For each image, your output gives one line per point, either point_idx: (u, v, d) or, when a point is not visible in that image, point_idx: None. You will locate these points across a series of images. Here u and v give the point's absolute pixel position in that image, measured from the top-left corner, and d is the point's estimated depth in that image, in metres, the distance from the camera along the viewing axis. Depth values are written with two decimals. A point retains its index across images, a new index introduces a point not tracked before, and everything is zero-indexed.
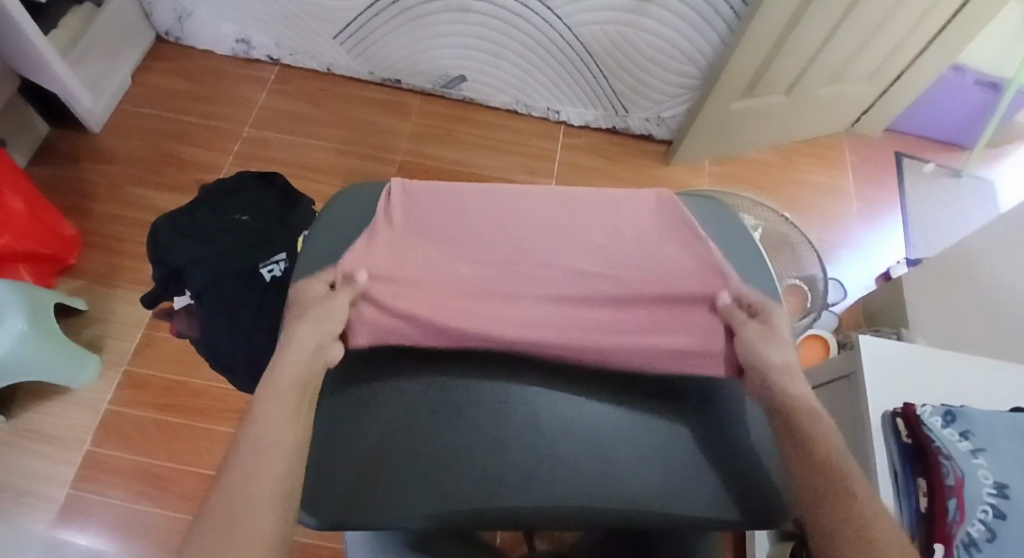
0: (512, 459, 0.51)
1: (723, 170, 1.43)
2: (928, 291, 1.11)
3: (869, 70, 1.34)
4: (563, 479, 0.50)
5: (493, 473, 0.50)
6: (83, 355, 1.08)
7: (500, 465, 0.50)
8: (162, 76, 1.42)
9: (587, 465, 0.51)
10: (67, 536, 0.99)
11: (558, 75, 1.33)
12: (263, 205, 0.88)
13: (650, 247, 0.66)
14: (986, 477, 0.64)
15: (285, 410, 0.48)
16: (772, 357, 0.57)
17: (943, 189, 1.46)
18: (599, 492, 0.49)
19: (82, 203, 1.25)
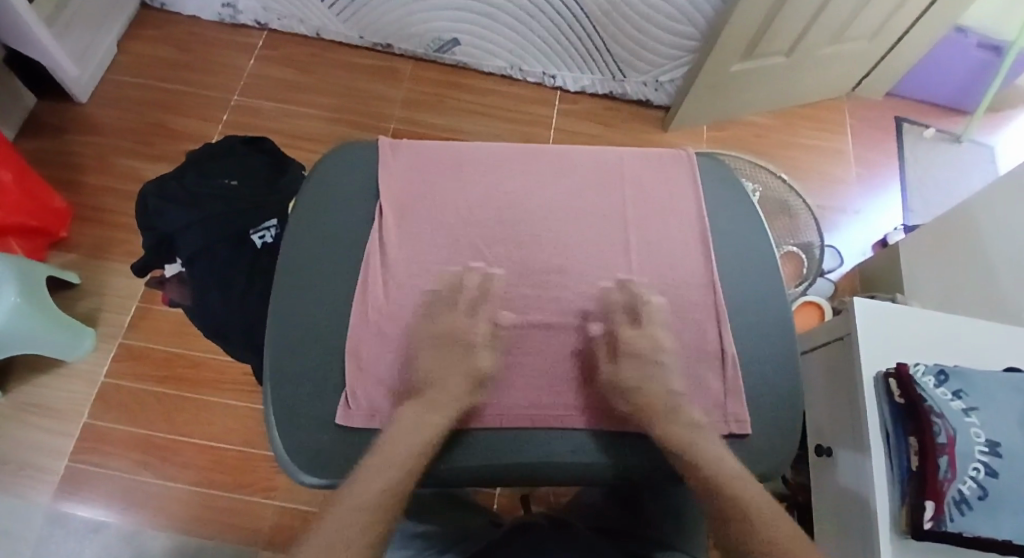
0: (516, 438, 0.58)
1: (721, 136, 1.41)
2: (926, 255, 1.10)
3: (872, 31, 1.31)
4: (558, 452, 0.58)
5: (499, 449, 0.58)
6: (78, 328, 1.08)
7: (506, 442, 0.58)
8: (148, 44, 1.38)
9: (583, 443, 0.59)
10: (71, 505, 1.00)
11: (553, 39, 1.30)
12: (253, 169, 0.86)
13: (647, 214, 0.69)
14: (978, 435, 0.65)
15: (403, 430, 0.56)
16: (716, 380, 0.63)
17: (942, 154, 1.45)
18: (586, 465, 0.58)
19: (71, 175, 1.23)
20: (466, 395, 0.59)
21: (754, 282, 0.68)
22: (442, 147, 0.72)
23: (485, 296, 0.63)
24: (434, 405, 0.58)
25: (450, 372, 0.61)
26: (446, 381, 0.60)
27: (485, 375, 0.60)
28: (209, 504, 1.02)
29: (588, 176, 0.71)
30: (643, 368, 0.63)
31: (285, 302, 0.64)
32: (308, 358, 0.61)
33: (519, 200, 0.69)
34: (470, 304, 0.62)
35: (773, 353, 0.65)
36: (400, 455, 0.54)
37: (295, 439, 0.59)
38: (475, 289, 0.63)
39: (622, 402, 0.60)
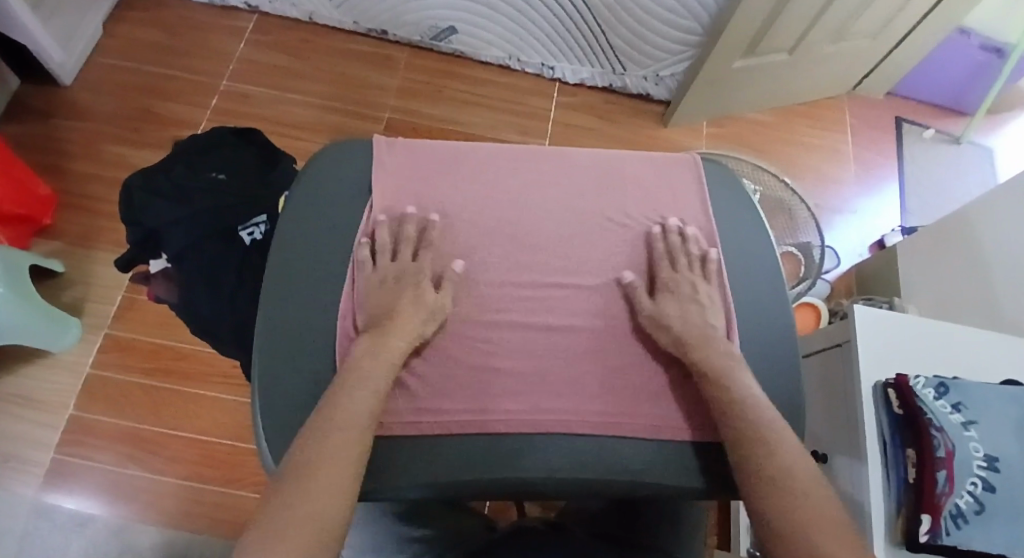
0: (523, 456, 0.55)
1: (721, 132, 1.40)
2: (924, 260, 1.10)
3: (876, 29, 1.29)
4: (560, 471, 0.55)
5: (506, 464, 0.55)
6: (63, 318, 1.05)
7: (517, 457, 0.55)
8: (136, 25, 1.33)
9: (591, 461, 0.56)
10: (55, 499, 0.98)
11: (552, 29, 1.27)
12: (241, 162, 0.83)
13: (648, 221, 0.68)
14: (977, 449, 0.64)
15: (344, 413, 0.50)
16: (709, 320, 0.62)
17: (941, 155, 1.44)
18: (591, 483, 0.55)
19: (54, 159, 1.19)
20: (426, 326, 0.59)
21: (758, 291, 0.67)
22: (442, 148, 0.70)
23: (423, 242, 0.64)
24: (393, 337, 0.57)
25: (407, 304, 0.60)
26: (404, 312, 0.59)
27: (445, 311, 0.61)
28: (196, 500, 1.00)
29: (590, 181, 0.69)
30: (683, 306, 0.63)
31: (275, 305, 0.62)
32: (298, 363, 0.60)
33: (516, 204, 0.67)
34: (410, 249, 0.64)
35: (775, 365, 0.64)
36: (337, 452, 0.47)
37: (282, 446, 0.57)
38: (413, 234, 0.65)
39: (662, 334, 0.61)
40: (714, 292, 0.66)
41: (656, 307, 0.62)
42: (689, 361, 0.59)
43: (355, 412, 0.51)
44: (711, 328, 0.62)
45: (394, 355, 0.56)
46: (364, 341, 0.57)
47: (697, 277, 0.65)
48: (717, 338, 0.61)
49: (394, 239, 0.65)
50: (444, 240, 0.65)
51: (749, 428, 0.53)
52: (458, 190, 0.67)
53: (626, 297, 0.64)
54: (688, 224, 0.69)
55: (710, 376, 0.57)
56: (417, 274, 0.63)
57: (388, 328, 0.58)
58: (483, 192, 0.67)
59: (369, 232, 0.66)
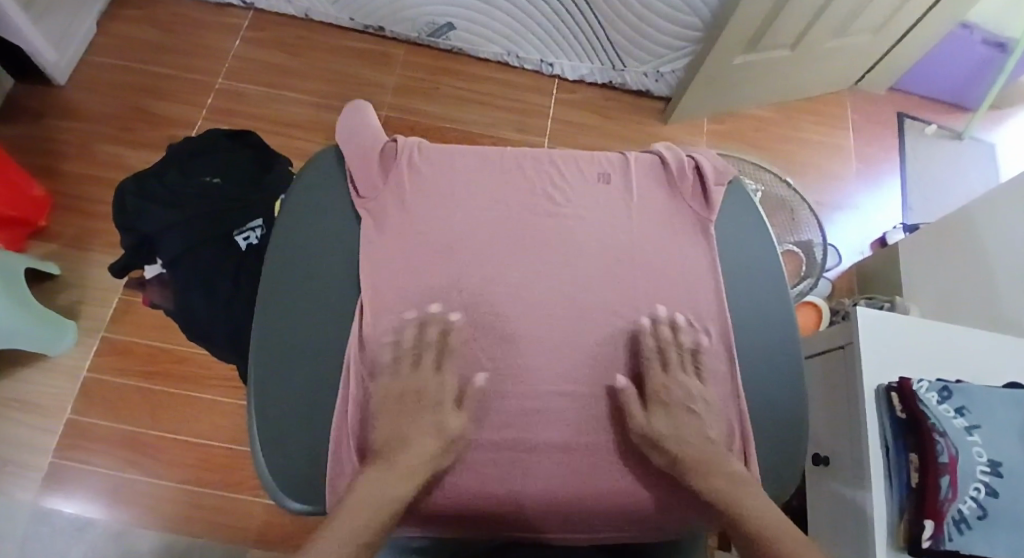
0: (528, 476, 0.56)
1: (722, 129, 1.39)
2: (927, 259, 1.09)
3: (878, 24, 1.28)
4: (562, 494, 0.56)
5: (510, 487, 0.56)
6: (60, 322, 1.04)
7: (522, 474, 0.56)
8: (129, 22, 1.32)
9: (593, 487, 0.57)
10: (55, 504, 0.98)
11: (551, 25, 1.25)
12: (235, 165, 0.82)
13: (650, 227, 0.68)
14: (980, 454, 0.63)
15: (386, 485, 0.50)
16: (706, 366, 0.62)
17: (943, 151, 1.43)
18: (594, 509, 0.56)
19: (49, 160, 1.18)
20: (439, 457, 0.54)
21: (759, 297, 0.66)
22: (441, 152, 0.69)
23: (445, 350, 0.59)
24: (402, 468, 0.52)
25: (418, 432, 0.54)
26: (412, 440, 0.54)
27: (459, 440, 0.56)
28: (195, 504, 1.00)
29: (591, 188, 0.69)
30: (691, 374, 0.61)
31: (272, 314, 0.62)
32: (295, 372, 0.60)
33: (517, 214, 0.67)
34: (433, 358, 0.58)
35: (776, 371, 0.64)
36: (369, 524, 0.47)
37: (278, 456, 0.57)
38: (435, 341, 0.59)
39: (657, 453, 0.56)
40: (711, 394, 0.61)
41: (648, 422, 0.57)
42: (690, 486, 0.55)
43: (375, 513, 0.48)
44: (713, 445, 0.57)
45: (409, 482, 0.51)
46: (367, 475, 0.51)
47: (691, 378, 0.61)
48: (724, 458, 0.56)
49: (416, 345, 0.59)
50: (443, 248, 0.64)
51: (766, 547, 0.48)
52: (458, 197, 0.67)
53: (615, 408, 0.60)
54: (678, 311, 0.64)
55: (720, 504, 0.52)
56: (435, 392, 0.57)
57: (396, 460, 0.52)
58: (484, 201, 0.67)
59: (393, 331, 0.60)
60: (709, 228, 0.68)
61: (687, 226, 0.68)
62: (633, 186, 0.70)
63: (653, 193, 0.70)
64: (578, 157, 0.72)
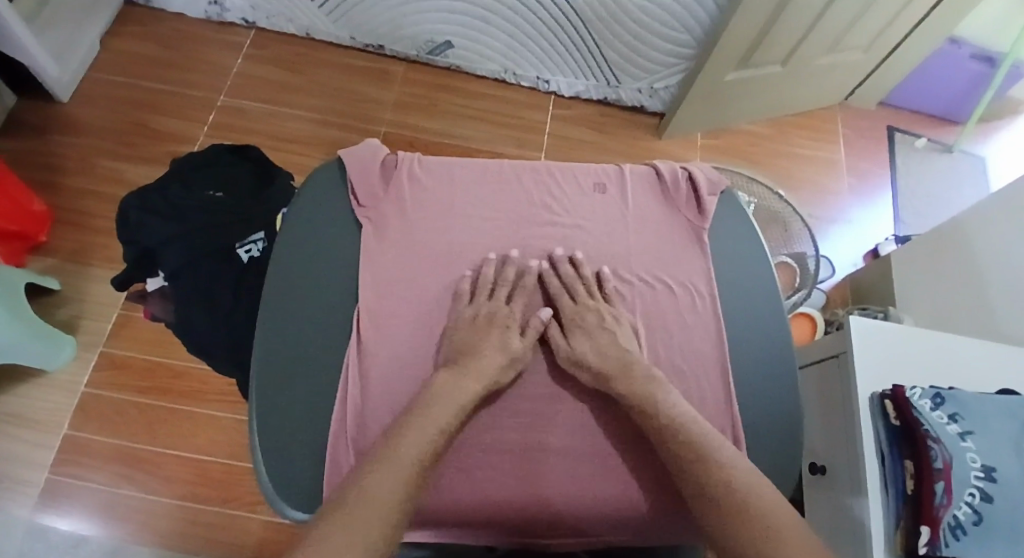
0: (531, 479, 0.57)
1: (715, 143, 1.41)
2: (920, 269, 1.11)
3: (867, 41, 1.31)
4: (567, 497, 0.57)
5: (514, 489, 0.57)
6: (58, 336, 1.04)
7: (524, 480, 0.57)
8: (132, 41, 1.34)
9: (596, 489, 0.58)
10: (50, 519, 0.98)
11: (547, 43, 1.28)
12: (237, 179, 0.83)
13: (645, 234, 0.69)
14: (974, 460, 0.63)
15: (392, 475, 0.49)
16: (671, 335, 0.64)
17: (934, 164, 1.46)
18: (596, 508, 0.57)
19: (50, 176, 1.19)
20: (504, 373, 0.61)
21: (756, 306, 0.67)
22: (438, 165, 0.71)
23: (518, 287, 0.67)
24: (469, 377, 0.58)
25: (490, 345, 0.61)
26: (485, 351, 0.60)
27: (524, 360, 0.63)
28: (192, 520, 0.99)
29: (588, 197, 0.71)
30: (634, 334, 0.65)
31: (271, 324, 0.62)
32: (298, 382, 0.60)
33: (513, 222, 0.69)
34: (506, 291, 0.65)
35: (773, 380, 0.64)
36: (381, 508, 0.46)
37: (278, 464, 0.57)
38: (512, 278, 0.66)
39: (582, 372, 0.62)
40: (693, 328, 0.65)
41: (570, 347, 0.63)
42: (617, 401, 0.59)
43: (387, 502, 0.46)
44: (630, 354, 0.62)
45: (469, 398, 0.57)
46: (444, 377, 0.58)
47: (598, 303, 0.65)
48: (640, 364, 0.61)
49: (495, 279, 0.66)
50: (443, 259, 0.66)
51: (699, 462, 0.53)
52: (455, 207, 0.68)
53: (543, 340, 0.66)
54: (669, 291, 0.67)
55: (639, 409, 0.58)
56: (506, 320, 0.64)
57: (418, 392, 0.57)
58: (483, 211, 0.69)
59: (475, 268, 0.66)
60: (703, 236, 0.69)
61: (682, 235, 0.70)
62: (629, 196, 0.71)
63: (648, 203, 0.71)
64: (576, 168, 0.73)
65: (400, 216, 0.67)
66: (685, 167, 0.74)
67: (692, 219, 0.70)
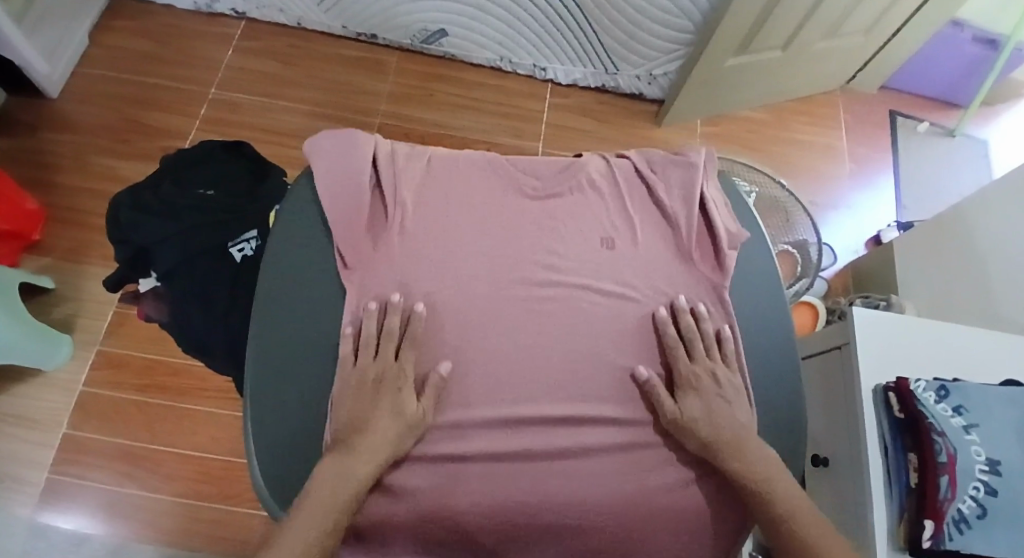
0: None
1: (714, 131, 1.39)
2: (922, 256, 1.09)
3: (868, 25, 1.28)
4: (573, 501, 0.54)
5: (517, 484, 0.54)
6: (54, 336, 1.04)
7: None
8: (121, 33, 1.31)
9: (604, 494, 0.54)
10: (51, 518, 0.98)
11: (543, 30, 1.25)
12: (229, 176, 0.82)
13: (651, 228, 0.65)
14: (978, 453, 0.64)
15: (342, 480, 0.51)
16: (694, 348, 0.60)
17: (936, 148, 1.44)
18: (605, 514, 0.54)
19: (41, 173, 1.18)
20: (399, 443, 0.54)
21: (758, 300, 0.67)
22: (441, 154, 0.68)
23: (408, 336, 0.57)
24: (358, 462, 0.52)
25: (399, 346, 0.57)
26: (373, 428, 0.54)
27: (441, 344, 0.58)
28: (194, 517, 0.99)
29: (595, 189, 0.67)
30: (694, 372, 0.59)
31: (265, 326, 0.61)
32: (291, 385, 0.59)
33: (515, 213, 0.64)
34: (393, 349, 0.57)
35: (775, 375, 0.64)
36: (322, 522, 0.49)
37: (270, 465, 0.57)
38: (398, 329, 0.57)
39: (691, 439, 0.56)
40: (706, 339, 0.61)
41: (682, 412, 0.56)
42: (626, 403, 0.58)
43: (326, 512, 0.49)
44: (745, 428, 0.57)
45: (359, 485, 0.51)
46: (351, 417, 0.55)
47: (716, 361, 0.60)
48: (755, 441, 0.57)
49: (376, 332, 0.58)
50: None
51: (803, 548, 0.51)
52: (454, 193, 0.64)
53: (643, 395, 0.58)
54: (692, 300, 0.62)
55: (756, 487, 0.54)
56: (399, 378, 0.57)
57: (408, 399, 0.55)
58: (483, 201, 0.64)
59: (356, 324, 0.59)
60: (725, 299, 0.63)
61: (696, 293, 0.63)
62: (641, 244, 0.64)
63: (658, 249, 0.64)
64: (581, 166, 0.68)
65: (384, 279, 0.60)
66: (707, 192, 0.66)
67: (709, 274, 0.64)
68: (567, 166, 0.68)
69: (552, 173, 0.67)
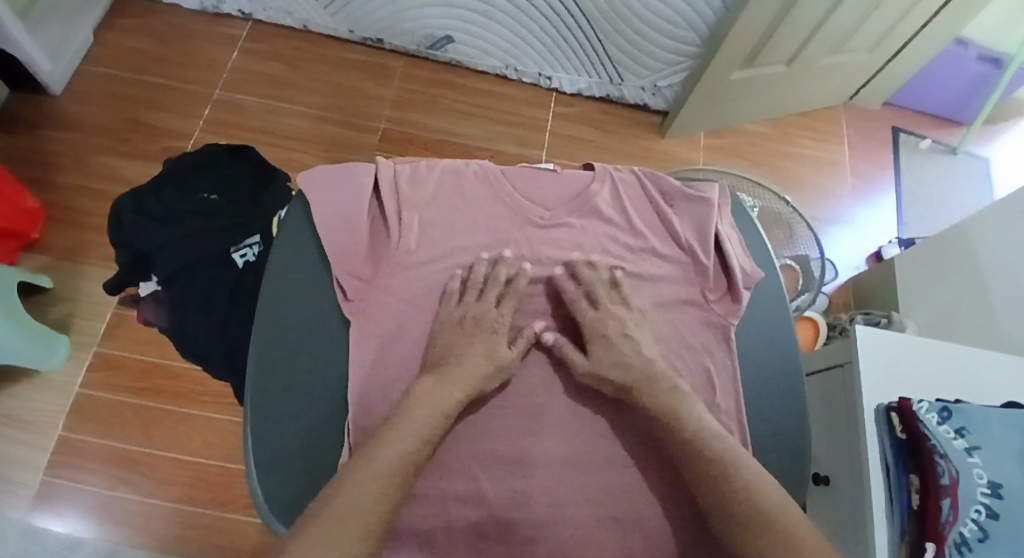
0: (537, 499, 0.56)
1: (718, 143, 1.39)
2: (925, 274, 1.10)
3: (873, 42, 1.29)
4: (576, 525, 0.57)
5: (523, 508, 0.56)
6: (52, 336, 1.03)
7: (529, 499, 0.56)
8: (125, 32, 1.31)
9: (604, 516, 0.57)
10: (45, 522, 0.96)
11: (549, 39, 1.25)
12: (233, 182, 0.81)
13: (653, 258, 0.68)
14: (981, 476, 0.62)
15: (408, 431, 0.53)
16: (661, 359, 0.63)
17: (937, 165, 1.44)
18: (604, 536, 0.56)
19: (42, 172, 1.17)
20: (488, 381, 0.58)
21: (760, 322, 0.67)
22: (449, 168, 0.68)
23: (510, 289, 0.63)
24: (452, 388, 0.57)
25: (464, 339, 0.60)
26: (465, 362, 0.58)
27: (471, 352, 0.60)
28: (189, 524, 0.98)
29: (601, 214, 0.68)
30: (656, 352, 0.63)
31: (266, 333, 0.59)
32: (291, 395, 0.58)
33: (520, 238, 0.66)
34: (495, 294, 0.62)
35: (778, 398, 0.64)
36: (384, 470, 0.49)
37: (269, 479, 0.55)
38: (484, 278, 0.63)
39: (605, 385, 0.60)
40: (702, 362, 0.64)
41: (590, 362, 0.60)
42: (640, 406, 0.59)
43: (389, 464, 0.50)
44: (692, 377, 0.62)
45: (446, 408, 0.55)
46: (427, 379, 0.57)
47: (620, 308, 0.64)
48: (662, 373, 0.60)
49: (484, 278, 0.63)
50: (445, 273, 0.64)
51: (710, 466, 0.53)
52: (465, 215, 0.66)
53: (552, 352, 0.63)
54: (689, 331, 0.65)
55: (667, 419, 0.57)
56: (496, 325, 0.62)
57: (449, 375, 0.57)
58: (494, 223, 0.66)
59: (464, 266, 0.64)
60: (733, 341, 0.64)
61: (705, 335, 0.65)
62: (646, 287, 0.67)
63: (674, 292, 0.67)
64: (591, 193, 0.69)
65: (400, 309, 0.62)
66: (719, 231, 0.67)
67: (725, 312, 0.65)
68: (576, 188, 0.69)
69: (561, 201, 0.69)
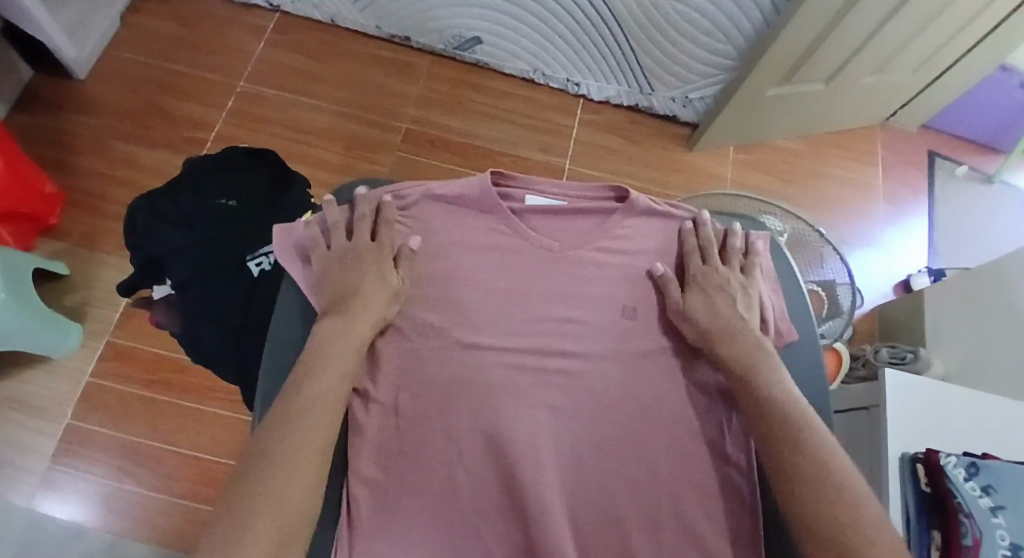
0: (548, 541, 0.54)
1: (747, 158, 1.35)
2: (957, 312, 1.06)
3: (918, 64, 1.25)
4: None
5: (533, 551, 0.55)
6: (64, 323, 1.03)
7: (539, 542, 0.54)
8: (152, 17, 1.30)
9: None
10: (51, 510, 0.97)
11: (580, 44, 1.22)
12: (253, 186, 0.80)
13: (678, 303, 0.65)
14: (1003, 537, 0.59)
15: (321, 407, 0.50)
16: (706, 302, 0.62)
17: (974, 193, 1.40)
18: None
19: (63, 155, 1.16)
20: (389, 307, 0.60)
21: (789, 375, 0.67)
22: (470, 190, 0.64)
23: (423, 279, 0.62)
24: (360, 315, 0.57)
25: (370, 280, 0.60)
26: (368, 290, 0.59)
27: (404, 293, 0.61)
28: (192, 521, 0.98)
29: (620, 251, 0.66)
30: (712, 298, 0.62)
31: (284, 361, 0.61)
32: None
33: (552, 276, 0.65)
34: (370, 227, 0.63)
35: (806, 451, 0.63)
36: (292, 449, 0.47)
37: None
38: (370, 213, 0.64)
39: (686, 328, 0.62)
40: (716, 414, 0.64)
41: (683, 303, 0.62)
42: (716, 353, 0.59)
43: (303, 436, 0.48)
44: (740, 322, 0.61)
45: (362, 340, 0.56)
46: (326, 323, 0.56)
47: (733, 269, 0.65)
48: (741, 327, 0.60)
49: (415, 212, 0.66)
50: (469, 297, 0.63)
51: (775, 430, 0.52)
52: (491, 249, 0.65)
53: (656, 285, 0.65)
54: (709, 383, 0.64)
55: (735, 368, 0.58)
56: (380, 255, 0.61)
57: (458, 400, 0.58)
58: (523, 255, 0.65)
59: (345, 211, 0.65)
60: None
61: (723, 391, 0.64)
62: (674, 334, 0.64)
63: None
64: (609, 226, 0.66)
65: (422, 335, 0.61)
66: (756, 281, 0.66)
67: None
68: (594, 223, 0.67)
69: (576, 237, 0.66)
